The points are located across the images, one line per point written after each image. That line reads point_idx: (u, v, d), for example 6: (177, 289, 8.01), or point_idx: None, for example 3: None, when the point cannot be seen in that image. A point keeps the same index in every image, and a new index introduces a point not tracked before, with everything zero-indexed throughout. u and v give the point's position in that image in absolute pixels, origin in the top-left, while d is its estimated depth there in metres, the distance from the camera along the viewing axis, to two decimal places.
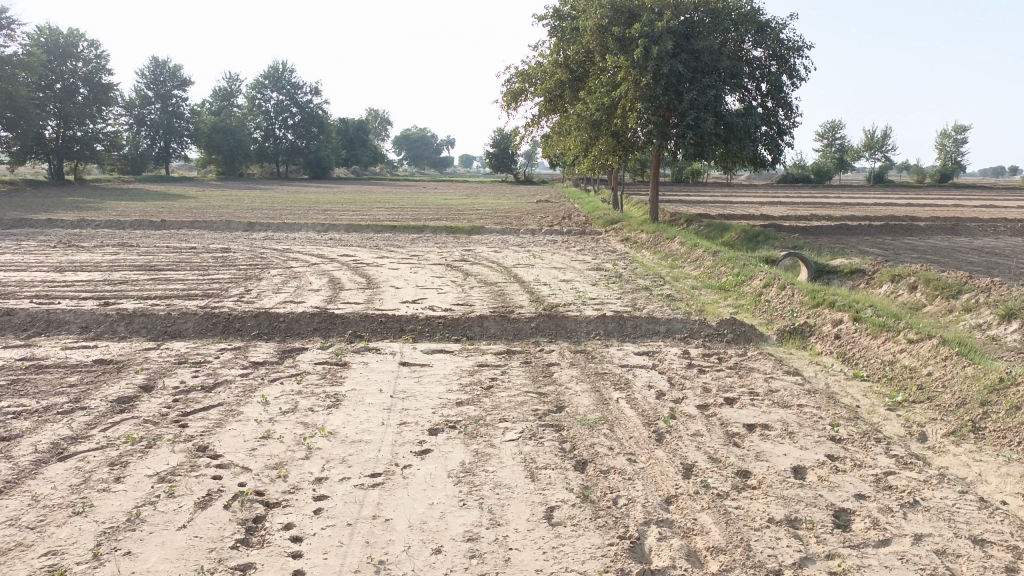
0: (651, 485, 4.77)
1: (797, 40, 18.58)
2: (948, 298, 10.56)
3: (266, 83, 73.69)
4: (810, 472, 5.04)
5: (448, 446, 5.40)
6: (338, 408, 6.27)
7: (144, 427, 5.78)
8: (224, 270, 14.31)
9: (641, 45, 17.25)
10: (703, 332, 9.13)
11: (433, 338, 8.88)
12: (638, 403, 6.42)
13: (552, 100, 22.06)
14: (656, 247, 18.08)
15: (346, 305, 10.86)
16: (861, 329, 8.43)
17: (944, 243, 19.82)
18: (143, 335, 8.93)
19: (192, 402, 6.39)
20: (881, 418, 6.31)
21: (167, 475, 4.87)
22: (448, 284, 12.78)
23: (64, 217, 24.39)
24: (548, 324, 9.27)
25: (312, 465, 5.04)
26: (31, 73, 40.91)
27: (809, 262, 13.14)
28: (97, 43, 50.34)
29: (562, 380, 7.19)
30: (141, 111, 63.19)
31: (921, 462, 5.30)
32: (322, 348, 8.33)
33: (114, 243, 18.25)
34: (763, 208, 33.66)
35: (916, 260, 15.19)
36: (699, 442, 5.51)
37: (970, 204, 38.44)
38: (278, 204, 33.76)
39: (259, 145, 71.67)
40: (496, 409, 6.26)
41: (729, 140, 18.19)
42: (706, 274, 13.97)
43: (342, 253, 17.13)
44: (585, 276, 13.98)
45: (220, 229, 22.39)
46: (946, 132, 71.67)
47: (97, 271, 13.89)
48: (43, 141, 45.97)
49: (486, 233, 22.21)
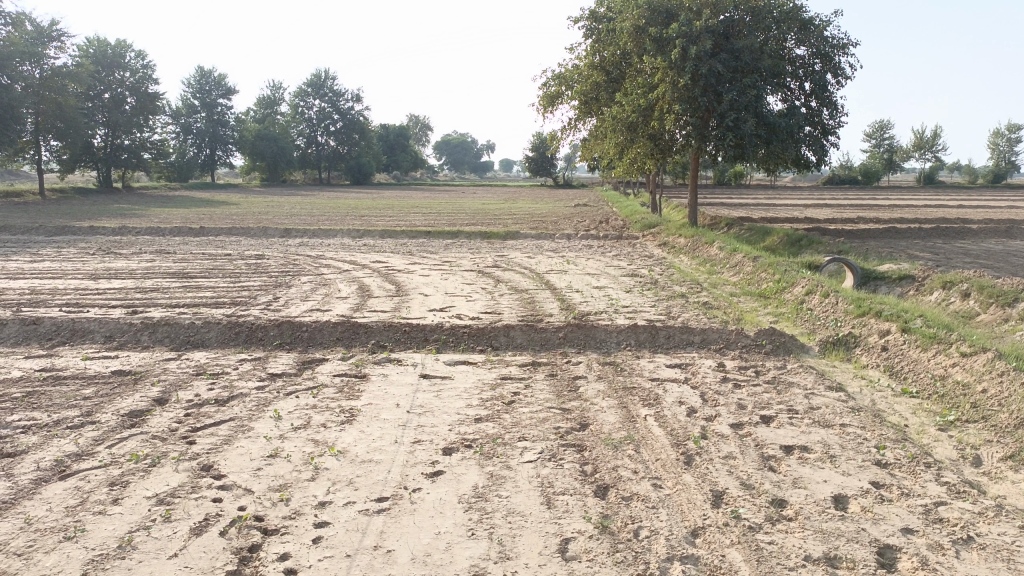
0: (676, 515, 4.41)
1: (842, 37, 17.98)
2: (1004, 306, 9.96)
3: (309, 90, 74.59)
4: (852, 501, 4.63)
5: (462, 468, 5.10)
6: (351, 424, 6.02)
7: (151, 444, 5.61)
8: (255, 277, 14.24)
9: (678, 46, 16.84)
10: (739, 343, 8.70)
11: (457, 348, 8.60)
12: (667, 421, 6.05)
13: (588, 103, 21.68)
14: (695, 252, 17.59)
15: (372, 313, 10.65)
16: (910, 340, 7.91)
17: (998, 246, 18.98)
18: (166, 344, 8.82)
19: (203, 416, 6.21)
20: (932, 440, 5.85)
21: (166, 498, 4.67)
22: (478, 292, 12.52)
23: (106, 224, 24.78)
24: (577, 334, 8.91)
25: (317, 487, 4.80)
26: (79, 84, 41.83)
27: (854, 267, 12.56)
28: (144, 53, 51.39)
29: (588, 394, 6.85)
30: (187, 119, 64.47)
31: (976, 491, 4.83)
32: (342, 359, 8.12)
33: (151, 250, 18.42)
34: (808, 211, 32.85)
35: (969, 265, 14.52)
36: (731, 466, 5.13)
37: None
38: (317, 210, 33.95)
39: (302, 152, 72.56)
40: (516, 426, 5.95)
41: (771, 141, 17.65)
42: (746, 280, 13.47)
43: (374, 259, 16.99)
44: (620, 283, 13.60)
45: (257, 236, 22.46)
46: (1000, 131, 69.34)
47: (131, 279, 13.94)
48: (92, 150, 47.02)
49: (521, 238, 21.93)
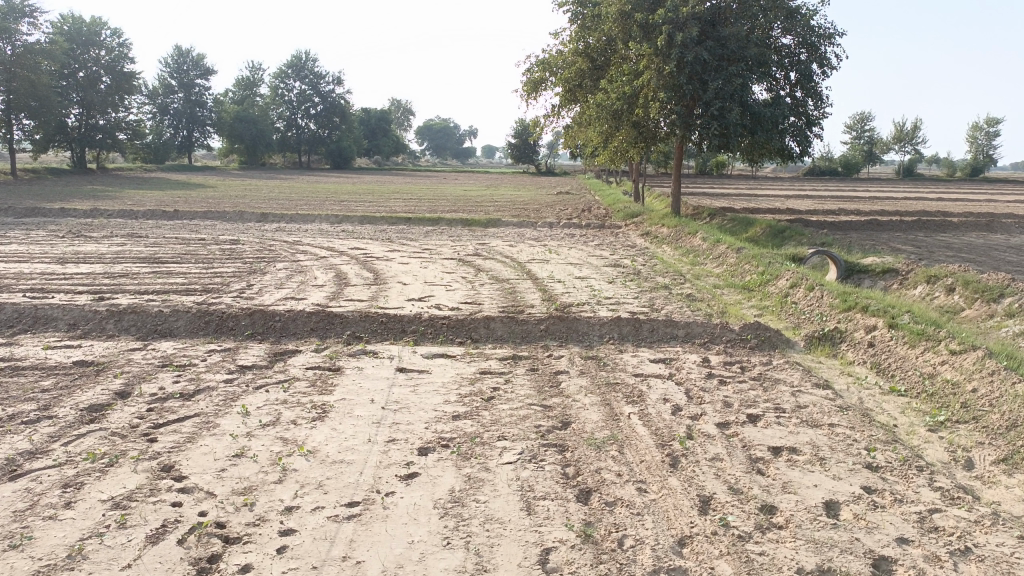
0: (662, 523, 4.21)
1: (829, 26, 17.82)
2: (989, 302, 9.86)
3: (289, 72, 73.52)
4: (844, 508, 4.46)
5: (438, 469, 4.86)
6: (323, 421, 5.75)
7: (109, 441, 5.32)
8: (229, 263, 13.85)
9: (664, 32, 16.57)
10: (724, 337, 8.52)
11: (436, 340, 8.35)
12: (651, 420, 5.85)
13: (572, 90, 21.35)
14: (678, 243, 17.40)
15: (348, 302, 10.35)
16: (897, 336, 7.76)
17: (980, 240, 19.00)
18: (132, 334, 8.48)
19: (167, 412, 5.91)
20: (922, 441, 5.70)
21: (122, 501, 4.40)
22: (458, 281, 12.25)
23: (78, 206, 24.16)
24: (559, 327, 8.69)
25: (284, 491, 4.53)
26: (53, 61, 40.80)
27: (838, 260, 12.44)
28: (119, 32, 50.21)
29: (570, 391, 6.63)
30: (164, 100, 63.33)
31: (970, 497, 4.67)
32: (316, 351, 7.83)
33: (122, 234, 17.94)
34: (789, 202, 32.83)
35: (952, 259, 14.47)
36: (718, 469, 4.93)
37: (1003, 199, 37.18)
38: (295, 194, 33.45)
39: (281, 135, 71.56)
40: (495, 424, 5.72)
41: (756, 131, 17.46)
42: (729, 272, 13.31)
43: (352, 245, 16.65)
44: (602, 273, 13.38)
45: (232, 220, 21.95)
46: (979, 125, 69.90)
47: (99, 264, 13.50)
48: (66, 129, 45.93)
49: (502, 226, 21.63)
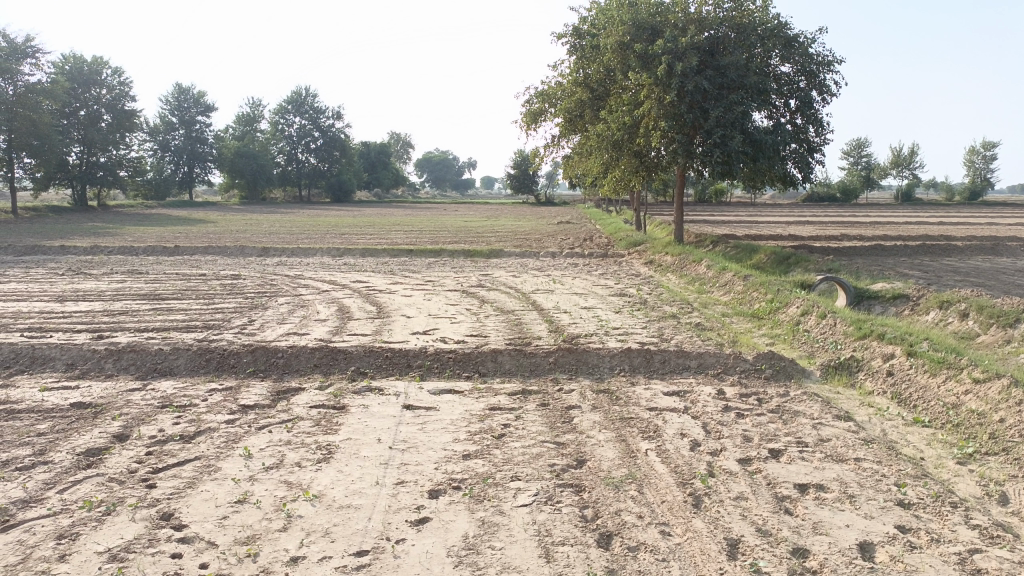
0: (689, 569, 3.98)
1: (827, 54, 17.85)
2: (1005, 327, 9.67)
3: (289, 107, 74.14)
4: (879, 549, 4.23)
5: (450, 514, 4.64)
6: (328, 463, 5.53)
7: (107, 488, 5.10)
8: (230, 298, 13.69)
9: (664, 62, 16.58)
10: (738, 367, 8.31)
11: (443, 375, 8.14)
12: (669, 456, 5.63)
13: (572, 121, 21.38)
14: (682, 271, 17.25)
15: (351, 337, 10.16)
16: (917, 365, 7.56)
17: (986, 264, 18.85)
18: (131, 373, 8.29)
19: (167, 455, 5.69)
20: (952, 474, 5.47)
21: (119, 553, 4.18)
22: (463, 313, 12.07)
23: (78, 243, 24.08)
24: (568, 359, 8.49)
25: (289, 540, 4.31)
26: (54, 100, 41.09)
27: (847, 287, 12.26)
28: (120, 71, 50.72)
29: (583, 426, 6.41)
30: (165, 137, 63.81)
31: (1010, 535, 4.44)
32: (320, 388, 7.62)
33: (123, 270, 17.81)
34: (791, 228, 32.78)
35: (961, 284, 14.30)
36: (743, 509, 4.71)
37: (1004, 222, 37.09)
38: (296, 228, 33.43)
39: (282, 169, 71.91)
40: (507, 464, 5.50)
41: (757, 158, 17.41)
42: (737, 299, 13.14)
43: (355, 278, 16.50)
44: (608, 303, 13.21)
45: (233, 255, 21.84)
46: (975, 149, 70.20)
47: (99, 301, 13.34)
48: (66, 167, 46.09)
49: (505, 256, 21.52)
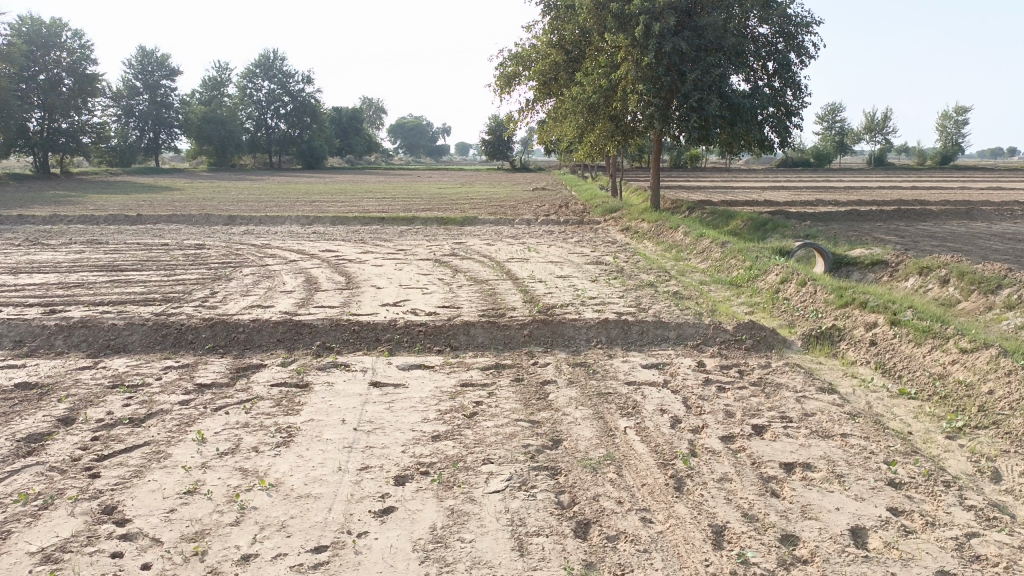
0: (673, 561, 3.72)
1: (805, 15, 17.46)
2: (986, 293, 9.51)
3: (257, 71, 72.62)
4: (873, 534, 4.00)
5: (417, 503, 4.33)
6: (288, 447, 5.19)
7: (46, 478, 4.72)
8: (193, 269, 13.18)
9: (640, 23, 16.12)
10: (718, 338, 8.06)
11: (413, 350, 7.79)
12: (650, 435, 5.36)
13: (547, 84, 20.88)
14: (659, 238, 17.01)
15: (318, 309, 9.77)
16: (901, 334, 7.35)
17: (961, 229, 18.81)
18: (82, 350, 7.83)
19: (113, 441, 5.31)
20: (942, 450, 5.27)
21: (53, 553, 3.82)
22: (435, 283, 11.69)
23: (37, 213, 23.24)
24: (543, 331, 8.17)
25: (242, 535, 3.97)
26: (11, 64, 39.46)
27: (826, 253, 12.03)
28: (80, 33, 48.86)
29: (559, 403, 6.12)
30: (129, 101, 61.72)
31: (1008, 517, 4.22)
32: (282, 365, 7.25)
33: (82, 240, 17.16)
34: (767, 193, 32.62)
35: (938, 249, 14.18)
36: (729, 493, 4.45)
37: (975, 187, 37.40)
38: (265, 195, 32.65)
39: (251, 135, 70.35)
40: (479, 445, 5.19)
41: (735, 122, 17.02)
42: (714, 267, 12.90)
43: (324, 247, 16.04)
44: (585, 272, 12.90)
45: (199, 224, 21.18)
46: (948, 114, 70.42)
47: (55, 273, 12.77)
48: (27, 134, 44.57)
49: (479, 224, 21.10)
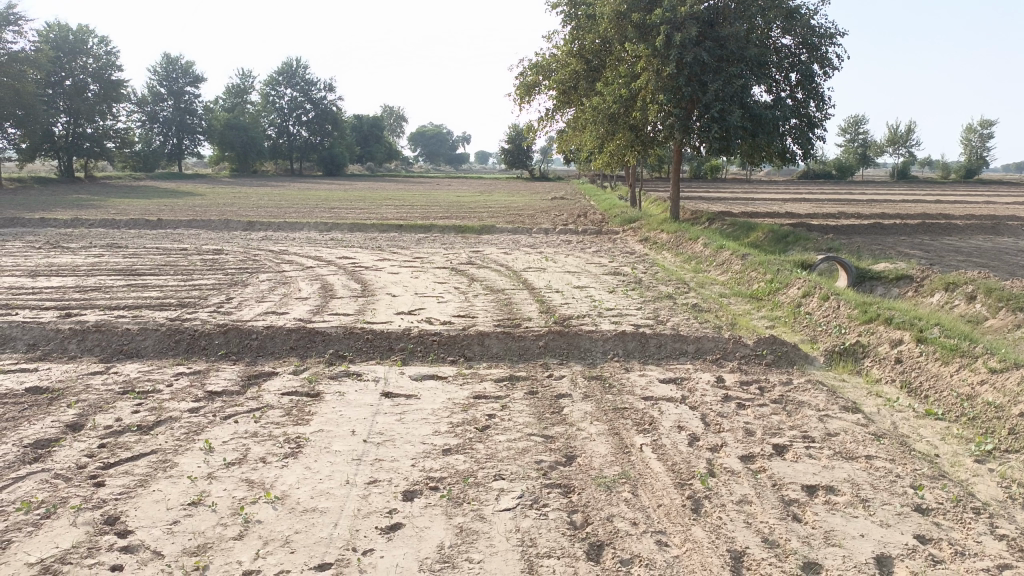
0: None
1: (829, 26, 17.23)
2: (1015, 311, 9.25)
3: (280, 78, 73.19)
4: (899, 564, 3.83)
5: (425, 520, 4.20)
6: (296, 458, 5.09)
7: (50, 486, 4.65)
8: (209, 275, 13.16)
9: (662, 32, 15.98)
10: (738, 352, 7.87)
11: (426, 359, 7.69)
12: (666, 452, 5.21)
13: (567, 93, 20.77)
14: (678, 249, 16.82)
15: (332, 317, 9.69)
16: (928, 352, 7.13)
17: (987, 244, 18.44)
18: (95, 355, 7.79)
19: (120, 449, 5.23)
20: (970, 474, 5.07)
21: (52, 565, 3.74)
22: (451, 292, 11.58)
23: (60, 216, 23.46)
24: (558, 343, 8.03)
25: (245, 550, 3.87)
26: (39, 69, 39.99)
27: (850, 267, 11.80)
28: (106, 39, 49.52)
29: (574, 417, 5.98)
30: (153, 107, 62.33)
31: None
32: (294, 373, 7.17)
33: (102, 244, 17.26)
34: (789, 206, 32.28)
35: (964, 265, 13.88)
36: (748, 516, 4.29)
37: (1001, 201, 36.82)
38: (285, 201, 32.75)
39: (273, 142, 70.88)
40: (491, 460, 5.06)
41: (757, 134, 16.81)
42: (735, 279, 12.69)
43: (341, 254, 16.00)
44: (602, 283, 12.74)
45: (218, 229, 21.24)
46: (973, 127, 69.54)
47: (73, 277, 12.80)
48: (52, 138, 45.09)
49: (496, 233, 21.00)
